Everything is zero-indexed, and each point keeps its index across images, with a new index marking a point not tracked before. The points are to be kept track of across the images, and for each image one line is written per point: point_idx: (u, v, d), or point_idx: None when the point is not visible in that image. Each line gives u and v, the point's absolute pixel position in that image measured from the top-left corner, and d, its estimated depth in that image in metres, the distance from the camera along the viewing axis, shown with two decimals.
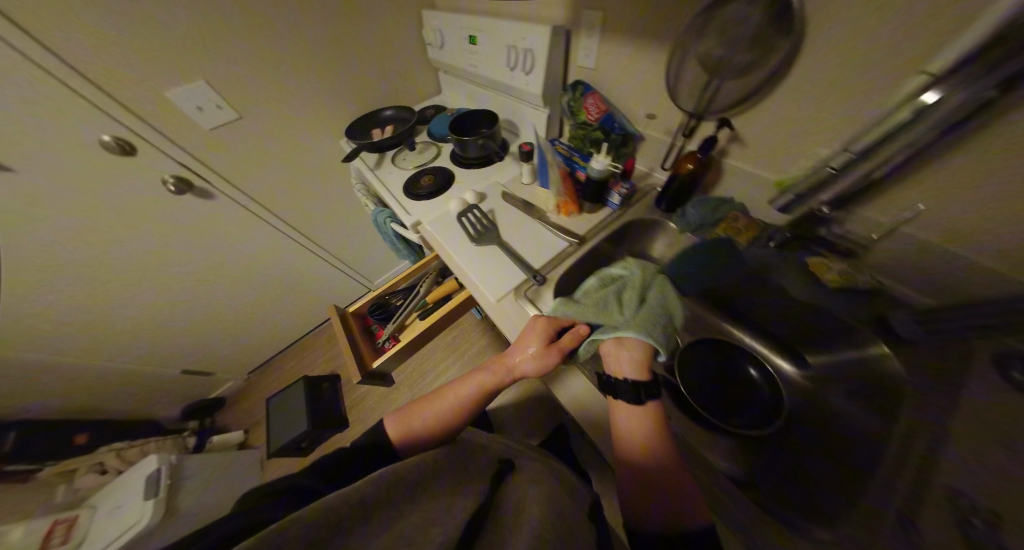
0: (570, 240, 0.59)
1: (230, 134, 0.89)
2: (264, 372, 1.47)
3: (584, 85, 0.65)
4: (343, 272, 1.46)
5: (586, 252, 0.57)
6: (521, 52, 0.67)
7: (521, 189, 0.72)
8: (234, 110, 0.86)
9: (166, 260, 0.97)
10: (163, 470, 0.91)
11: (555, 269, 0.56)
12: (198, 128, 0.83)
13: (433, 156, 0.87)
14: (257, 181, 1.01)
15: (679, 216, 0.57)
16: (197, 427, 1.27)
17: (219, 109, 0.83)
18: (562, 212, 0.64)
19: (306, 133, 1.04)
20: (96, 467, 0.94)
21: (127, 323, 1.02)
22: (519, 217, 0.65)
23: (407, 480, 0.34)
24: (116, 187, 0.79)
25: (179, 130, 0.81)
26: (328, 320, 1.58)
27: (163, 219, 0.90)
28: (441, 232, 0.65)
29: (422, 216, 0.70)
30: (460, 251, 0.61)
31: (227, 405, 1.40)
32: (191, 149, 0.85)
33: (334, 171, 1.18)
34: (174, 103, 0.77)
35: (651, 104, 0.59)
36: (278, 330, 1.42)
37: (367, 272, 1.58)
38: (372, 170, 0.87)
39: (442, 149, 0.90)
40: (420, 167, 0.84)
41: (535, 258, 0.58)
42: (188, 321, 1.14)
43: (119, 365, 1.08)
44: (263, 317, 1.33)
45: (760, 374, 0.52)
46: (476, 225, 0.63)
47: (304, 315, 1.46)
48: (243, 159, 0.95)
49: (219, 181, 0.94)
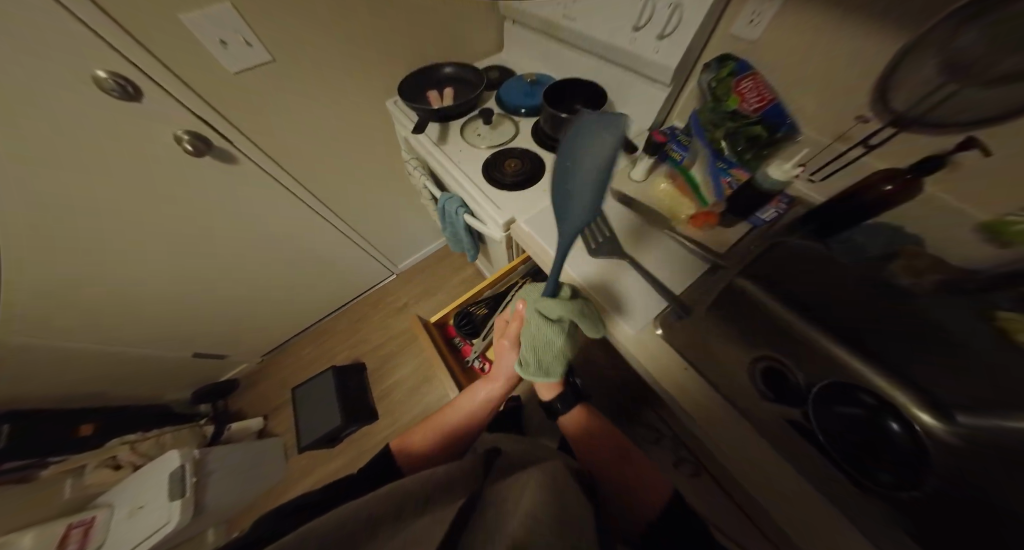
0: (706, 261, 0.51)
1: (258, 82, 0.71)
2: (279, 356, 1.41)
3: (737, 63, 0.52)
4: (369, 253, 1.33)
5: (732, 275, 0.49)
6: (664, 9, 0.54)
7: (628, 186, 0.62)
8: (267, 51, 0.67)
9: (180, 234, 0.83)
10: (187, 466, 0.81)
11: (698, 297, 0.49)
12: (222, 70, 0.65)
13: (512, 135, 0.72)
14: (286, 145, 0.85)
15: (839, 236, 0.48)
16: (211, 412, 1.24)
17: (250, 48, 0.65)
18: (693, 223, 0.54)
19: (348, 89, 0.85)
20: (108, 461, 0.89)
21: (137, 301, 0.90)
22: (640, 226, 0.57)
23: (409, 498, 0.32)
24: (121, 142, 0.62)
25: (199, 73, 0.63)
26: (350, 302, 1.48)
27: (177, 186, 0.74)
28: (546, 236, 0.55)
29: (515, 213, 0.59)
30: (572, 264, 0.52)
31: (242, 386, 1.34)
32: (212, 99, 0.67)
33: (372, 138, 1.01)
34: (192, 32, 0.58)
35: (825, 97, 0.49)
36: (297, 310, 1.31)
37: (394, 254, 1.45)
38: (435, 145, 0.73)
39: (521, 125, 0.76)
40: (500, 148, 0.70)
41: (668, 280, 0.51)
42: (204, 300, 1.02)
43: (128, 345, 0.97)
44: (283, 297, 1.22)
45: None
46: (591, 233, 0.54)
47: (325, 296, 1.36)
48: (272, 117, 0.78)
49: (243, 142, 0.77)
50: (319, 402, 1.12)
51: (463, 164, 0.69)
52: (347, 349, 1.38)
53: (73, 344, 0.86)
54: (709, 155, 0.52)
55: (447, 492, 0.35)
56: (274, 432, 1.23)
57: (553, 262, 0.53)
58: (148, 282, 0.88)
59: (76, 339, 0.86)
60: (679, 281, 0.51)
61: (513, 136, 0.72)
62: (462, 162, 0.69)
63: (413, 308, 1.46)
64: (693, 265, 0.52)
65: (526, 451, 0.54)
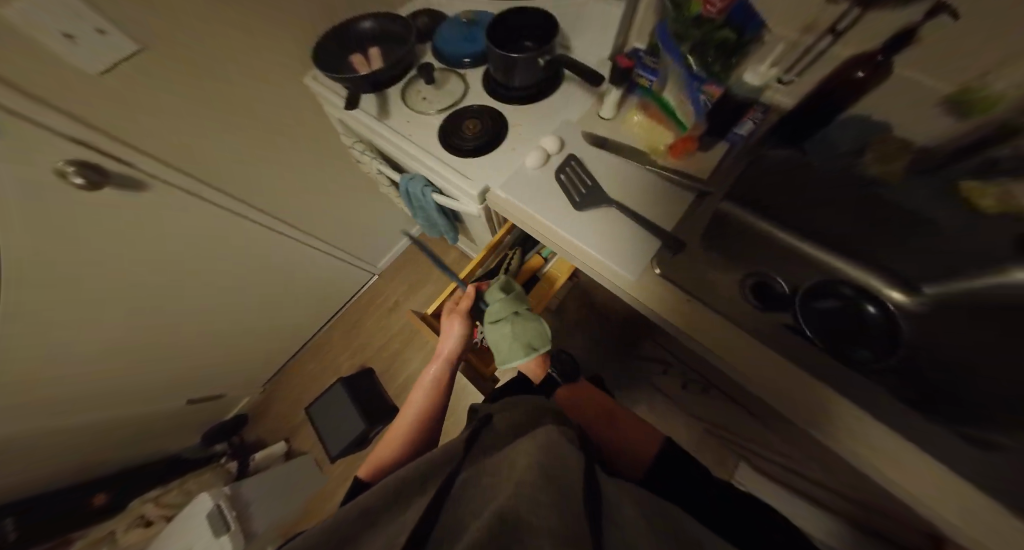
0: (692, 190, 0.49)
1: (137, 85, 0.55)
2: (280, 381, 1.36)
3: None
4: (341, 259, 1.24)
5: (716, 202, 0.49)
6: None
7: (600, 127, 0.57)
8: (133, 40, 0.51)
9: (124, 295, 0.70)
10: (223, 503, 0.81)
11: (687, 227, 0.47)
12: (83, 77, 0.48)
13: (463, 90, 0.64)
14: (203, 159, 0.71)
15: (815, 141, 0.47)
16: (229, 448, 1.23)
17: (109, 41, 0.47)
18: (672, 153, 0.52)
19: (255, 73, 0.70)
20: (136, 521, 0.86)
21: (105, 377, 0.80)
22: (622, 166, 0.53)
23: (401, 489, 0.32)
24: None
25: (54, 89, 0.46)
26: (336, 313, 1.41)
27: (92, 244, 0.59)
28: (524, 197, 0.51)
29: (487, 180, 0.54)
30: (559, 220, 0.49)
31: (251, 420, 1.31)
32: (84, 120, 0.51)
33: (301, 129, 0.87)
34: (36, 40, 0.41)
35: None
36: (283, 335, 1.24)
37: (367, 254, 1.36)
38: (379, 121, 0.63)
39: (469, 78, 0.67)
40: (452, 109, 0.62)
41: (659, 216, 0.49)
42: (181, 354, 0.93)
43: (110, 419, 0.89)
44: (264, 327, 1.13)
45: (877, 310, 0.50)
46: (574, 181, 0.50)
47: (308, 314, 1.28)
48: (174, 127, 0.63)
49: (148, 164, 0.62)
50: (332, 416, 1.12)
51: (416, 136, 0.61)
52: (349, 359, 1.35)
53: (54, 439, 0.77)
54: (679, 69, 0.45)
55: (433, 470, 0.35)
56: (301, 452, 1.23)
57: (539, 222, 0.50)
58: (108, 358, 0.77)
59: (53, 436, 0.77)
60: (670, 216, 0.49)
61: (464, 92, 0.64)
62: (415, 134, 0.61)
63: (404, 304, 1.42)
64: (681, 196, 0.50)
65: (519, 410, 0.52)
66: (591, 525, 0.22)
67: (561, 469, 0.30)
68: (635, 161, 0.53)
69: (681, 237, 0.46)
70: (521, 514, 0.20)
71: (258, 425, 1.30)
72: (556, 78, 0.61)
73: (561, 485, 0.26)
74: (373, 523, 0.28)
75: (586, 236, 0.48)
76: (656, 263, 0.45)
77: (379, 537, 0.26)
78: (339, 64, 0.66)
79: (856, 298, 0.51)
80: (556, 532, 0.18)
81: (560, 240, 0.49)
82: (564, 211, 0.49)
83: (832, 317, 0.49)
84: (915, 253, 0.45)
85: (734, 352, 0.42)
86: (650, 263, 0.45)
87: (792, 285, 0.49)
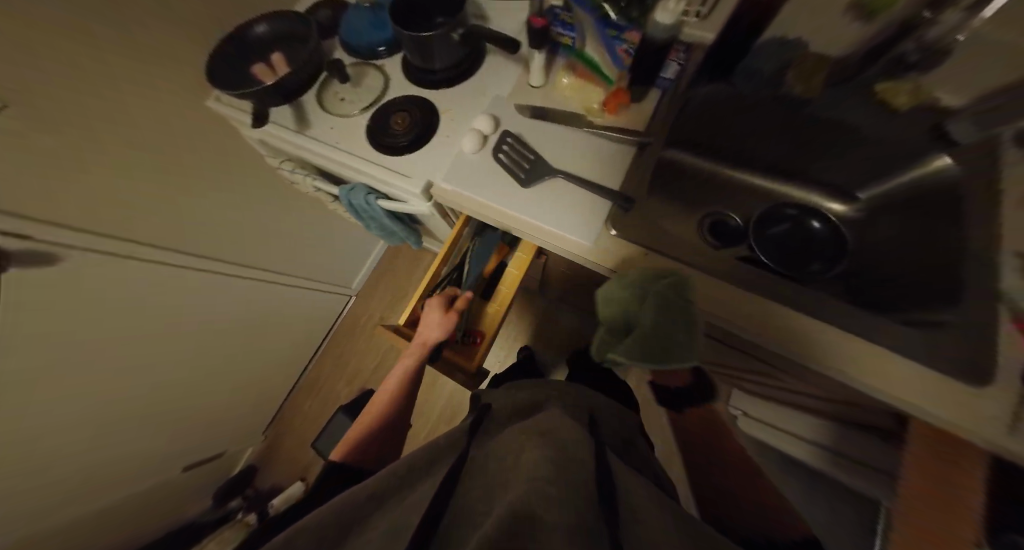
0: (633, 143, 0.49)
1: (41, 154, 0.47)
2: (278, 424, 1.32)
3: None
4: (310, 288, 1.19)
5: (656, 151, 0.48)
6: None
7: (531, 96, 0.55)
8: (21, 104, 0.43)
9: (91, 389, 0.64)
10: None
11: (633, 183, 0.47)
12: None
13: (385, 85, 0.62)
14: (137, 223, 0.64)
15: (740, 72, 0.48)
16: (243, 502, 1.20)
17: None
18: (607, 110, 0.51)
19: (149, 108, 0.61)
20: None
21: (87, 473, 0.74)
22: (561, 132, 0.51)
23: (403, 479, 0.32)
24: None
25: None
26: (319, 342, 1.37)
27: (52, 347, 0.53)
28: (469, 184, 0.49)
29: (429, 174, 0.52)
30: (508, 200, 0.47)
31: (258, 469, 1.27)
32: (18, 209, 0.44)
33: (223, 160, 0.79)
34: None
35: None
36: (267, 379, 1.19)
37: (336, 277, 1.31)
38: (301, 134, 0.60)
39: (389, 72, 0.63)
40: (377, 107, 0.59)
41: (605, 177, 0.48)
42: (163, 425, 0.87)
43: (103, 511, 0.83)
44: (245, 376, 1.08)
45: (821, 224, 0.52)
46: (515, 158, 0.48)
47: (289, 352, 1.23)
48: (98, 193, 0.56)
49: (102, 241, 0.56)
50: None
51: (346, 143, 0.57)
52: (347, 385, 1.33)
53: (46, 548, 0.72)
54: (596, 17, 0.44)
55: (439, 461, 0.36)
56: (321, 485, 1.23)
57: (490, 206, 0.48)
58: (86, 453, 0.71)
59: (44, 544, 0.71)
60: (617, 173, 0.48)
61: (384, 89, 0.61)
62: (345, 142, 0.57)
63: (389, 318, 1.39)
64: (624, 151, 0.50)
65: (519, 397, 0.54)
66: (599, 507, 0.22)
67: (560, 453, 0.30)
68: (573, 125, 0.52)
69: (630, 194, 0.46)
70: (533, 510, 0.19)
71: (269, 472, 1.27)
72: (477, 53, 0.58)
73: (566, 473, 0.26)
74: (379, 507, 0.29)
75: (538, 211, 0.46)
76: (611, 224, 0.44)
77: (381, 522, 0.26)
78: (242, 79, 0.60)
79: (805, 218, 0.53)
80: (560, 524, 0.18)
81: (514, 221, 0.48)
82: (512, 189, 0.48)
83: (787, 241, 0.51)
84: (846, 163, 0.49)
85: (706, 291, 0.43)
86: (605, 225, 0.45)
87: (752, 218, 0.51)
